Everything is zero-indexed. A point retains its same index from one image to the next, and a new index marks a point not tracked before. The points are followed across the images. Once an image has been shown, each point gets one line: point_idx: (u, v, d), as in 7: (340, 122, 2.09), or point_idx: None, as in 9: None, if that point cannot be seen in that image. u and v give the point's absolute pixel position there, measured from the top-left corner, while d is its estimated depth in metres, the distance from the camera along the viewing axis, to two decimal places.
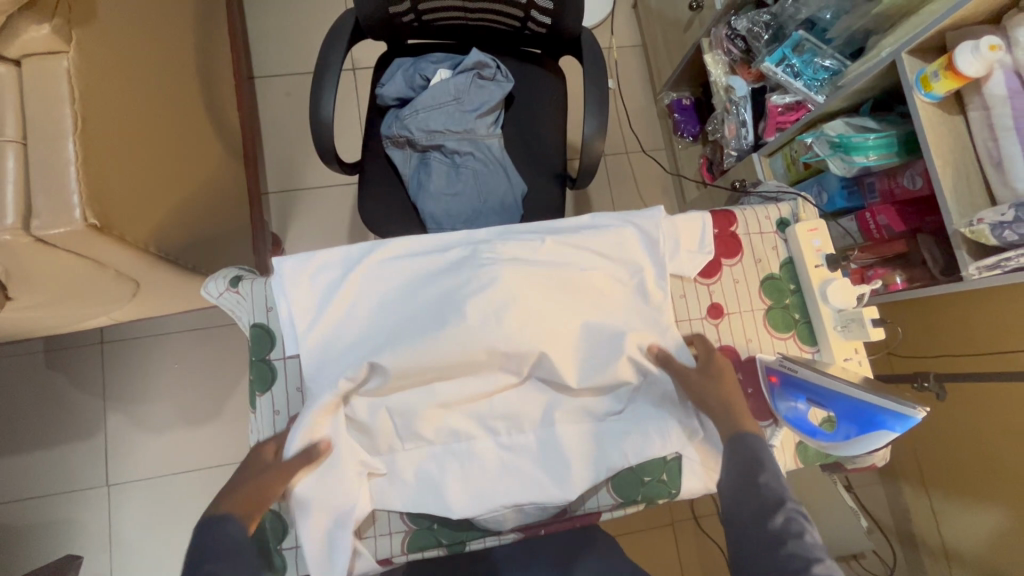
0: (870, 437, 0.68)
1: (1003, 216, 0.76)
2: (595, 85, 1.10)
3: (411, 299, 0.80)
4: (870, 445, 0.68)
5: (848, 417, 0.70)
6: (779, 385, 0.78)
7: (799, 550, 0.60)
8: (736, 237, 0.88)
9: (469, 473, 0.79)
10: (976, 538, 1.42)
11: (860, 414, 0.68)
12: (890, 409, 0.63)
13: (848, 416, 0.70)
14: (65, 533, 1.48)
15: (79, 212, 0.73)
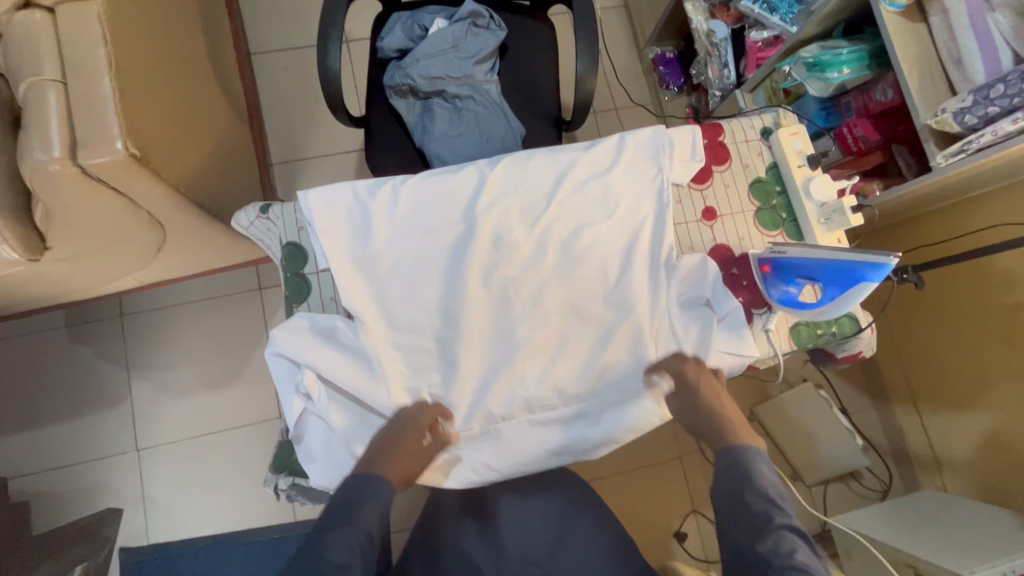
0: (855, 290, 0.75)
1: (964, 102, 0.83)
2: (584, 25, 1.17)
3: (432, 217, 0.88)
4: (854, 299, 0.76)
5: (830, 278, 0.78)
6: (769, 270, 0.87)
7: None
8: (725, 146, 0.95)
9: (504, 371, 0.86)
10: (968, 442, 1.52)
11: (843, 274, 0.75)
12: (867, 261, 0.71)
13: (831, 280, 0.78)
14: (99, 498, 1.54)
15: (120, 143, 0.79)
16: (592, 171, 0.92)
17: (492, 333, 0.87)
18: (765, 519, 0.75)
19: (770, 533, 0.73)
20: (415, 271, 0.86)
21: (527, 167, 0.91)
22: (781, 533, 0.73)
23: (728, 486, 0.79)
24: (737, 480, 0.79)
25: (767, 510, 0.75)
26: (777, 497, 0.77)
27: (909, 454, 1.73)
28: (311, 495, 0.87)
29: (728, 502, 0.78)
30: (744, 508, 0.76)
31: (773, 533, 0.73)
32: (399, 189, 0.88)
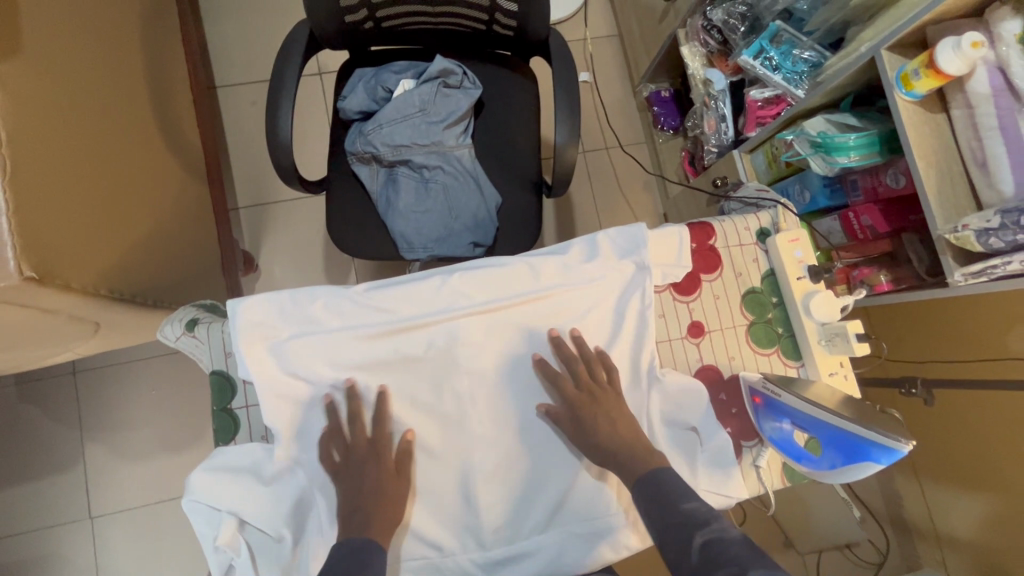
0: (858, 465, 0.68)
1: (988, 223, 0.73)
2: (564, 90, 1.05)
3: (374, 335, 0.76)
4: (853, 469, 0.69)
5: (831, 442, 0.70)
6: (760, 407, 0.77)
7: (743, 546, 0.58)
8: (715, 251, 0.84)
9: (447, 512, 0.76)
10: (972, 524, 1.42)
11: (850, 446, 0.67)
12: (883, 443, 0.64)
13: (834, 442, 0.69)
14: (51, 569, 1.45)
15: (14, 264, 0.68)
16: (566, 280, 0.80)
17: (445, 480, 0.76)
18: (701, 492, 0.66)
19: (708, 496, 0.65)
20: (359, 404, 0.75)
21: (492, 277, 0.79)
22: (719, 499, 0.65)
23: (703, 506, 0.66)
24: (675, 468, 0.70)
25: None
26: None
27: (908, 522, 1.64)
28: None
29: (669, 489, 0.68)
30: (681, 488, 0.67)
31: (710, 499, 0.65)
32: (347, 301, 0.76)
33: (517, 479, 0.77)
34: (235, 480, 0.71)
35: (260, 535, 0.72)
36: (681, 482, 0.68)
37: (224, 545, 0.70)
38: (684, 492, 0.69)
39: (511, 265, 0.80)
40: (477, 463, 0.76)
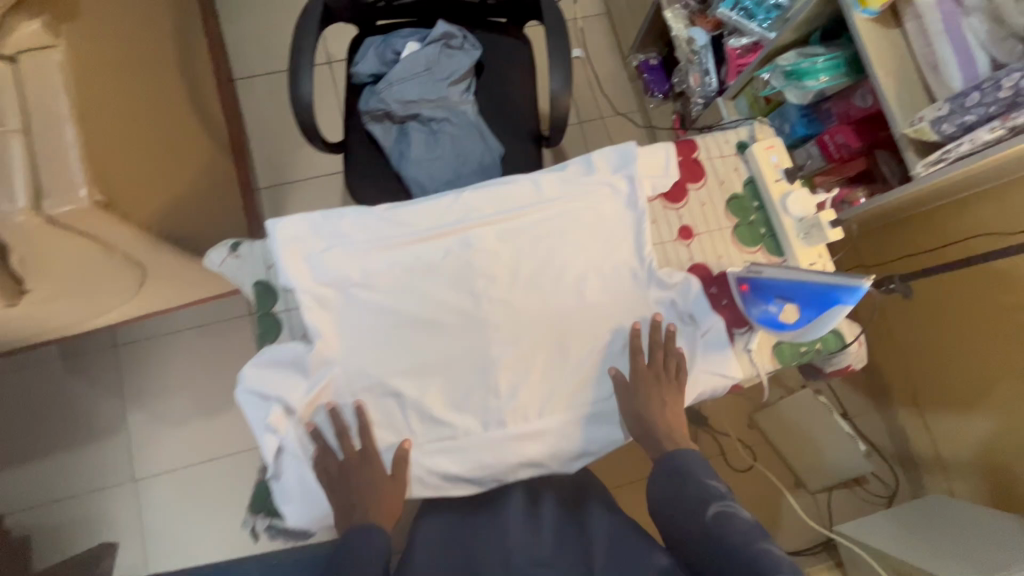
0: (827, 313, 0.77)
1: (940, 111, 0.80)
2: (557, 42, 1.15)
3: (398, 246, 0.85)
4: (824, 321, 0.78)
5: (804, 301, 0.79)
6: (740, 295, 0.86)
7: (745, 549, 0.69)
8: (699, 163, 0.93)
9: (472, 401, 0.84)
10: (974, 444, 1.47)
11: (819, 296, 0.77)
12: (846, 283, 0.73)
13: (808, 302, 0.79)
14: (97, 531, 1.54)
15: (84, 191, 0.78)
16: (565, 194, 0.89)
17: (467, 371, 0.84)
18: (706, 504, 0.76)
19: (712, 505, 0.75)
20: (389, 306, 0.84)
21: (499, 194, 0.89)
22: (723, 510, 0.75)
23: (695, 511, 0.76)
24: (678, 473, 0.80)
25: (741, 524, 0.72)
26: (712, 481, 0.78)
27: (915, 457, 1.68)
28: (294, 537, 0.83)
29: (677, 496, 0.78)
30: (683, 493, 0.78)
31: (714, 509, 0.75)
32: (372, 218, 0.86)
33: (532, 371, 0.85)
34: (284, 378, 0.81)
35: (304, 427, 0.81)
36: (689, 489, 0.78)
37: (273, 424, 0.79)
38: (679, 497, 0.78)
39: (515, 184, 0.90)
40: (495, 355, 0.84)
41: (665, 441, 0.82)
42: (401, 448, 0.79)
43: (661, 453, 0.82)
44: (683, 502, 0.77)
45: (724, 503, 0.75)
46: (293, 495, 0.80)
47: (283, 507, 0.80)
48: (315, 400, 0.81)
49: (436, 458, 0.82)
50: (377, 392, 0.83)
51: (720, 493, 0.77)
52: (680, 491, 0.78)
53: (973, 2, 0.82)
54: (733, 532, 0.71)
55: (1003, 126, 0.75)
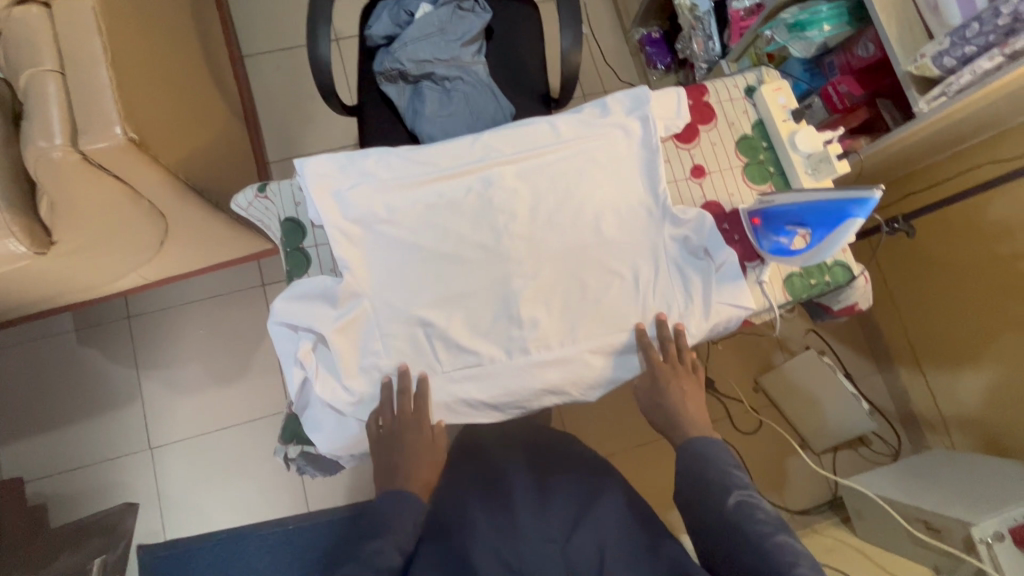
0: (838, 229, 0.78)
1: (941, 45, 0.83)
2: (567, 0, 1.18)
3: (421, 183, 0.88)
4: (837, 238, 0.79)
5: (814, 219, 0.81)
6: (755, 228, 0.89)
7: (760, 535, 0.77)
8: (710, 105, 0.97)
9: (495, 332, 0.86)
10: (976, 398, 1.48)
11: (831, 214, 0.78)
12: (853, 198, 0.74)
13: (820, 221, 0.80)
14: (114, 498, 1.56)
15: (119, 129, 0.81)
16: (582, 133, 0.92)
17: (491, 303, 0.87)
18: (727, 492, 0.83)
19: (733, 495, 0.82)
20: (414, 241, 0.87)
21: (518, 134, 0.92)
22: (743, 499, 0.82)
23: (720, 497, 0.83)
24: (700, 463, 0.86)
25: (761, 514, 0.80)
26: (737, 474, 0.85)
27: (916, 416, 1.72)
28: (322, 465, 0.87)
29: (691, 484, 0.86)
30: (704, 480, 0.85)
31: (735, 498, 0.82)
32: (395, 158, 0.89)
33: (553, 302, 0.88)
34: (311, 311, 0.82)
35: (329, 358, 0.83)
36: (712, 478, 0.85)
37: (301, 357, 0.81)
38: (705, 481, 0.85)
39: (533, 124, 0.92)
40: (517, 287, 0.87)
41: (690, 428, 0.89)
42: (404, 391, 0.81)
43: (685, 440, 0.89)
44: (704, 490, 0.85)
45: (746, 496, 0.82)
46: (323, 425, 0.82)
47: (312, 436, 0.82)
48: (342, 330, 0.83)
49: (463, 385, 0.84)
50: (404, 324, 0.85)
51: (743, 484, 0.84)
52: (702, 474, 0.86)
53: None
54: (755, 523, 0.78)
55: (1002, 53, 0.77)
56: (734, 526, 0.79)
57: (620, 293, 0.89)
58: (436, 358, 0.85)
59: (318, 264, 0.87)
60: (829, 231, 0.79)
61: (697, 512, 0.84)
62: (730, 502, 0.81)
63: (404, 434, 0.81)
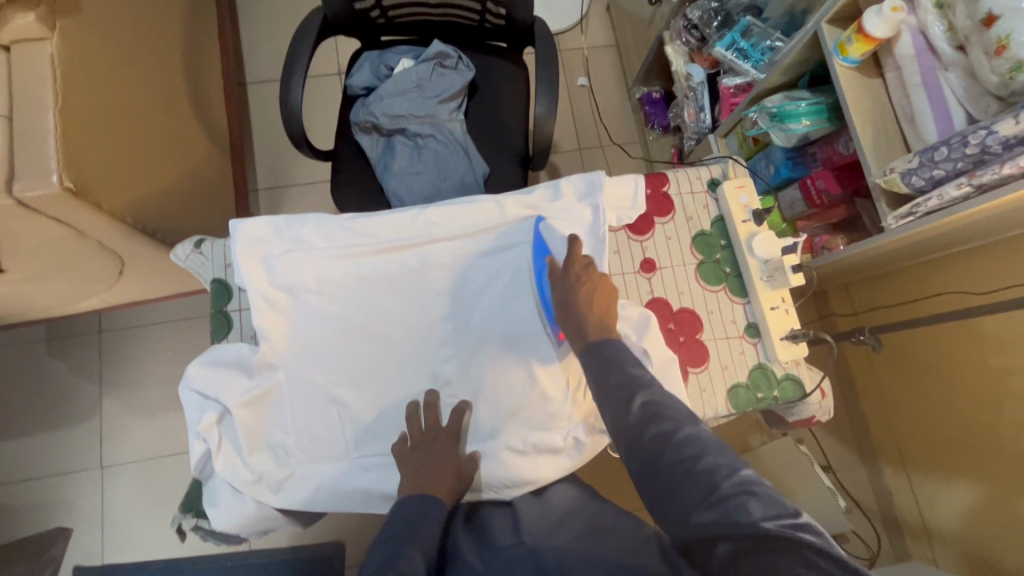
0: (547, 234, 0.87)
1: (910, 163, 0.79)
2: (546, 68, 1.16)
3: (356, 256, 0.85)
4: (558, 235, 0.87)
5: (535, 256, 0.86)
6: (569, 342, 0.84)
7: (678, 453, 0.61)
8: (669, 197, 0.93)
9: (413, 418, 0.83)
10: (959, 514, 1.37)
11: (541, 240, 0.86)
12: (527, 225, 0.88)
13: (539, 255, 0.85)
14: (58, 514, 1.54)
15: (56, 176, 0.81)
16: (526, 217, 0.88)
17: (412, 388, 0.84)
18: (631, 395, 0.66)
19: (637, 396, 0.66)
20: (339, 316, 0.84)
21: (462, 211, 0.88)
22: (649, 398, 0.66)
23: (622, 411, 0.66)
24: (605, 368, 0.70)
25: (674, 418, 0.64)
26: (637, 368, 0.69)
27: (899, 520, 1.57)
28: (221, 537, 0.84)
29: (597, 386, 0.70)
30: (607, 391, 0.68)
31: (638, 400, 0.66)
32: (333, 226, 0.86)
33: (479, 392, 0.85)
34: (221, 379, 0.80)
35: (233, 431, 0.80)
36: (610, 384, 0.68)
37: (202, 431, 0.78)
38: (605, 395, 0.69)
39: (477, 202, 0.89)
40: (443, 373, 0.85)
41: (589, 331, 0.75)
42: (460, 408, 0.82)
43: (585, 344, 0.75)
44: (619, 390, 0.67)
45: (654, 393, 0.66)
46: (220, 500, 0.79)
47: (207, 510, 0.79)
48: (248, 404, 0.80)
49: (369, 474, 0.81)
50: (319, 401, 0.82)
51: (646, 380, 0.68)
52: (604, 371, 0.70)
53: (951, 57, 0.80)
54: (679, 440, 0.61)
55: (968, 183, 0.73)
56: (657, 451, 0.62)
57: (546, 389, 0.84)
58: (345, 440, 0.82)
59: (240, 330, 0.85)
60: (547, 243, 0.87)
61: (620, 424, 0.66)
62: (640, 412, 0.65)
63: (437, 447, 0.77)
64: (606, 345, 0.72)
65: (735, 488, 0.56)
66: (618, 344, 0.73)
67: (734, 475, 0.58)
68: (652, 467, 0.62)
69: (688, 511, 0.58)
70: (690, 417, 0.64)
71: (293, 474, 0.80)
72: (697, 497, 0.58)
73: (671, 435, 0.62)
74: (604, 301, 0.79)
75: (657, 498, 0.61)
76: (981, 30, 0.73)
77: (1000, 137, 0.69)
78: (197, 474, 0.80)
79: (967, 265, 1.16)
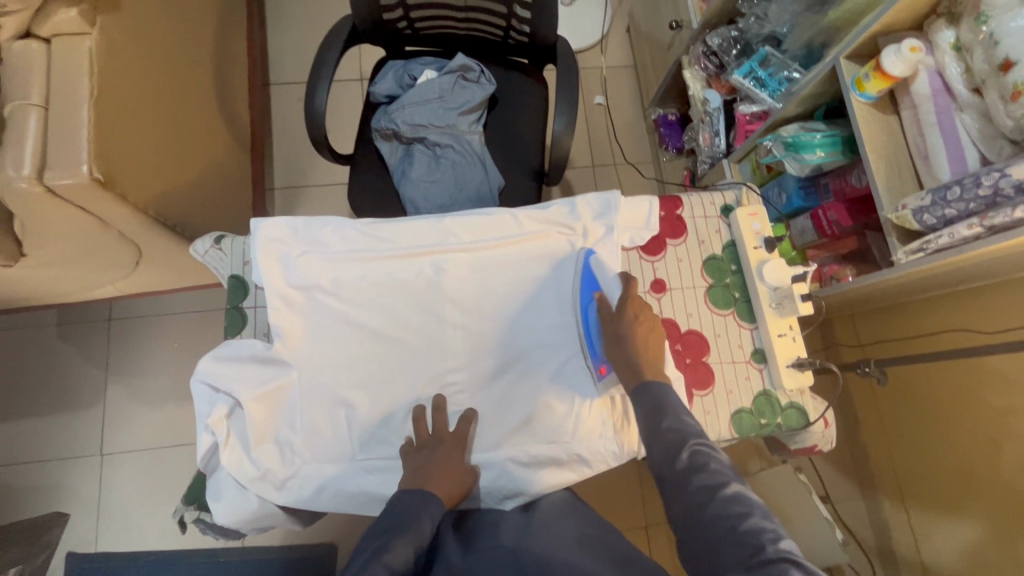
0: (597, 268, 0.87)
1: (922, 201, 0.80)
2: (566, 87, 1.18)
3: (372, 260, 0.87)
4: (609, 271, 0.87)
5: (584, 290, 0.86)
6: (611, 377, 0.83)
7: (721, 509, 0.62)
8: (682, 220, 0.95)
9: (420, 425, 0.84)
10: (957, 553, 1.35)
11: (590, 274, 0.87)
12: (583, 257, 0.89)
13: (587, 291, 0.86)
14: (56, 499, 1.54)
15: (86, 167, 0.83)
16: (540, 232, 0.90)
17: (419, 394, 0.85)
18: (680, 448, 0.68)
19: (685, 447, 0.68)
20: (353, 318, 0.86)
21: (477, 223, 0.90)
22: (697, 450, 0.68)
23: (669, 457, 0.68)
24: (649, 411, 0.73)
25: (721, 473, 0.65)
26: (690, 419, 0.71)
27: (895, 555, 1.54)
28: (220, 531, 0.84)
29: (645, 428, 0.72)
30: (655, 435, 0.70)
31: (688, 450, 0.68)
32: (351, 230, 0.88)
33: (486, 402, 0.86)
34: (237, 372, 0.81)
35: (242, 426, 0.81)
36: (659, 430, 0.70)
37: (211, 424, 0.79)
38: (653, 440, 0.71)
39: (493, 214, 0.90)
40: (450, 380, 0.86)
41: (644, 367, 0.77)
42: (466, 414, 0.82)
43: (640, 382, 0.76)
44: (668, 442, 0.69)
45: (705, 448, 0.68)
46: (224, 493, 0.80)
47: (210, 503, 0.80)
48: (258, 401, 0.81)
49: (372, 477, 0.81)
50: (327, 401, 0.83)
51: (697, 432, 0.70)
52: (654, 417, 0.72)
53: (966, 99, 0.83)
54: (724, 495, 0.63)
55: (980, 224, 0.74)
56: (701, 503, 0.63)
57: (551, 403, 0.85)
58: (351, 442, 0.83)
59: (253, 325, 0.87)
60: (595, 277, 0.87)
61: (666, 475, 0.67)
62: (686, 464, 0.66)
63: (440, 453, 0.78)
64: (658, 388, 0.75)
65: (776, 552, 0.57)
66: (663, 389, 0.75)
67: (778, 541, 0.58)
68: (694, 520, 0.63)
69: (725, 567, 0.58)
70: (735, 477, 0.65)
71: (297, 473, 0.81)
72: (737, 557, 0.58)
73: (720, 492, 0.63)
74: (657, 343, 0.80)
75: (696, 552, 0.62)
76: (997, 74, 0.75)
77: (1012, 180, 0.70)
78: (202, 468, 0.81)
79: (977, 304, 1.17)
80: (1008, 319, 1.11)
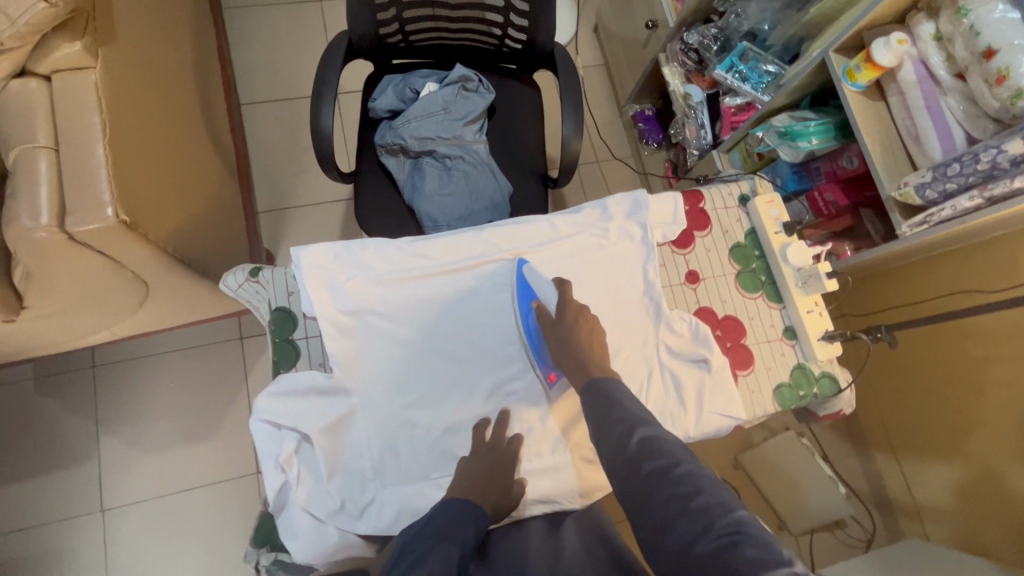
0: (530, 276, 0.88)
1: (924, 178, 0.88)
2: (570, 91, 1.21)
3: (418, 278, 0.87)
4: (543, 279, 0.88)
5: (522, 300, 0.86)
6: (562, 381, 0.86)
7: (675, 489, 0.60)
8: (706, 212, 1.00)
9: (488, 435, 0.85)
10: (947, 492, 1.49)
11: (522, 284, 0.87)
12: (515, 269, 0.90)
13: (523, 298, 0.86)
14: (57, 564, 1.43)
15: (111, 210, 0.79)
16: (578, 235, 0.93)
17: (483, 407, 0.86)
18: (631, 434, 0.66)
19: (636, 432, 0.66)
20: (406, 338, 0.85)
21: (516, 232, 0.92)
22: (644, 435, 0.66)
23: (620, 447, 0.66)
24: (600, 407, 0.72)
25: (672, 453, 0.64)
26: (638, 409, 0.70)
27: (891, 501, 1.69)
28: (296, 570, 0.83)
29: (596, 423, 0.71)
30: (607, 425, 0.69)
31: (636, 436, 0.65)
32: (394, 250, 0.87)
33: (547, 407, 0.87)
34: (297, 406, 0.80)
35: (312, 459, 0.81)
36: (611, 424, 0.69)
37: (283, 461, 0.78)
38: (605, 432, 0.69)
39: (530, 223, 0.92)
40: (511, 389, 0.87)
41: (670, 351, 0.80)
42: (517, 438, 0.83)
43: (590, 380, 0.77)
44: (621, 433, 0.67)
45: (653, 431, 0.66)
46: (301, 531, 0.78)
47: (287, 542, 0.78)
48: (324, 432, 0.80)
49: None
50: (392, 424, 0.83)
51: (645, 418, 0.69)
52: (604, 411, 0.71)
53: (950, 83, 0.92)
54: (677, 474, 0.61)
55: (980, 195, 0.83)
56: (653, 487, 0.62)
57: None
58: (422, 461, 0.83)
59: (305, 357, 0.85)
60: (530, 286, 0.87)
61: (618, 464, 0.65)
62: (637, 450, 0.64)
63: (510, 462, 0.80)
64: (610, 385, 0.74)
65: (727, 525, 0.56)
66: (620, 388, 0.74)
67: (730, 512, 0.57)
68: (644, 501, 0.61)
69: (687, 541, 0.57)
70: (687, 455, 0.64)
71: (374, 499, 0.80)
72: (694, 531, 0.57)
73: (672, 474, 0.62)
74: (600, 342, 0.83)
75: (652, 535, 0.60)
76: (981, 61, 0.84)
77: (1010, 156, 0.79)
78: (274, 509, 0.80)
79: (968, 265, 1.27)
80: (999, 279, 1.21)
